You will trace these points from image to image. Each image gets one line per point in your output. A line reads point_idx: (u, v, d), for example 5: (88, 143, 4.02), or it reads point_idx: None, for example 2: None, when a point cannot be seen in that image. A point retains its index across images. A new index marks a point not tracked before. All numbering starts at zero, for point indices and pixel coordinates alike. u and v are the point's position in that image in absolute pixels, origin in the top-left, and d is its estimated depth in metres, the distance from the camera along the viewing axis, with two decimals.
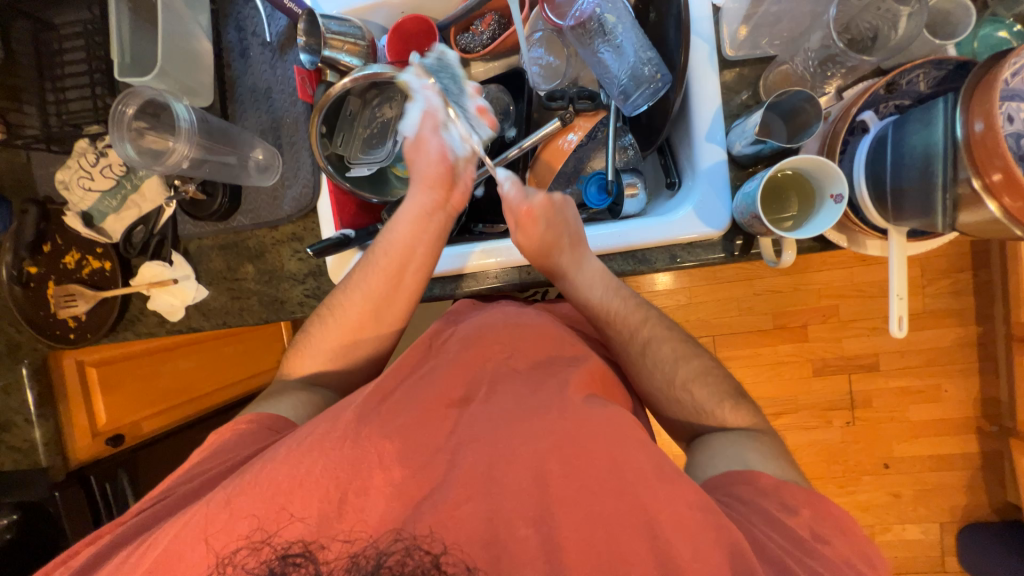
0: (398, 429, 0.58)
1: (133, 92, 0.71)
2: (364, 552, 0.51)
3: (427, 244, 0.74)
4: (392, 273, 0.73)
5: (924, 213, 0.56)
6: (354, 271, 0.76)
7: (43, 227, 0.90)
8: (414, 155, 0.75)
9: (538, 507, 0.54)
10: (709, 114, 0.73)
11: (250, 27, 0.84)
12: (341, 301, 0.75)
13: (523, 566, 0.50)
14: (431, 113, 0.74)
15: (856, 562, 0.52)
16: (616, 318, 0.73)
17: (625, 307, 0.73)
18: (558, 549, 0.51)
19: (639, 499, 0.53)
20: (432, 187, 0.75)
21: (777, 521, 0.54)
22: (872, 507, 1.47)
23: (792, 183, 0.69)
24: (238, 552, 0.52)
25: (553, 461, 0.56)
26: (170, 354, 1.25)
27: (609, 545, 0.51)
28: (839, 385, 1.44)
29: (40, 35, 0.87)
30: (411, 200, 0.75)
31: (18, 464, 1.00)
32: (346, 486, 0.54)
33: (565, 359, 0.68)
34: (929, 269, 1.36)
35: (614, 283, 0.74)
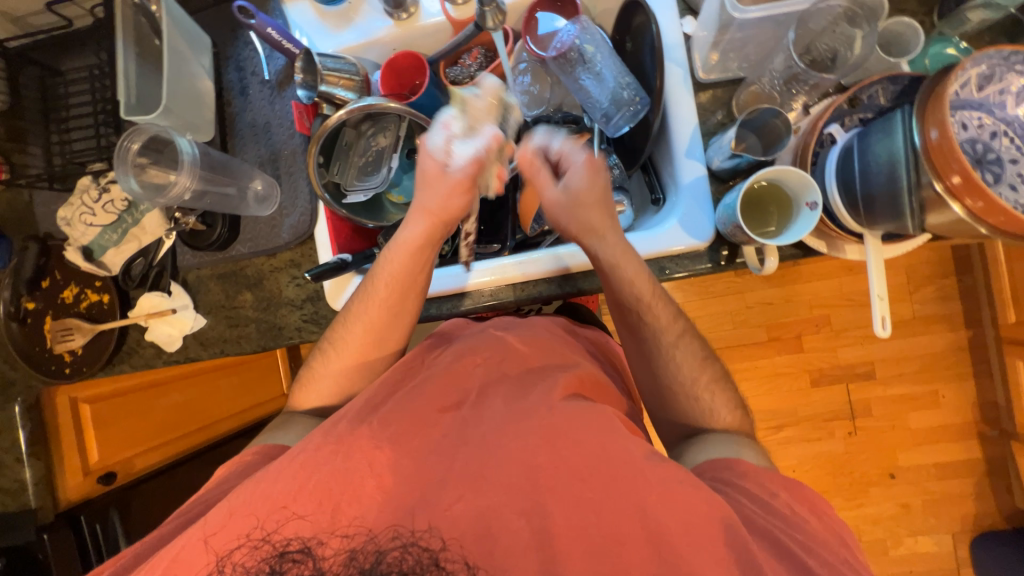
0: (390, 437, 0.58)
1: (138, 129, 0.75)
2: (360, 546, 0.51)
3: (425, 272, 0.75)
4: (390, 304, 0.73)
5: (895, 216, 0.59)
6: (354, 296, 0.76)
7: (42, 262, 0.92)
8: (442, 184, 0.70)
9: (531, 498, 0.53)
10: (687, 132, 0.77)
11: (250, 67, 0.88)
12: (342, 334, 0.75)
13: (512, 559, 0.50)
14: (478, 168, 0.69)
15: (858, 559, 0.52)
16: (642, 305, 0.70)
17: (654, 296, 0.70)
18: (551, 538, 0.51)
19: (636, 494, 0.52)
20: (440, 222, 0.73)
21: (773, 507, 0.54)
22: (883, 520, 1.45)
23: (767, 196, 0.73)
24: (238, 550, 0.52)
25: (543, 455, 0.55)
26: (162, 388, 1.24)
27: (608, 541, 0.51)
28: (838, 394, 1.44)
29: (47, 81, 0.91)
30: (412, 230, 0.72)
31: (7, 507, 0.96)
32: (338, 496, 0.54)
33: (556, 366, 0.68)
34: (915, 275, 1.40)
35: (645, 269, 0.70)
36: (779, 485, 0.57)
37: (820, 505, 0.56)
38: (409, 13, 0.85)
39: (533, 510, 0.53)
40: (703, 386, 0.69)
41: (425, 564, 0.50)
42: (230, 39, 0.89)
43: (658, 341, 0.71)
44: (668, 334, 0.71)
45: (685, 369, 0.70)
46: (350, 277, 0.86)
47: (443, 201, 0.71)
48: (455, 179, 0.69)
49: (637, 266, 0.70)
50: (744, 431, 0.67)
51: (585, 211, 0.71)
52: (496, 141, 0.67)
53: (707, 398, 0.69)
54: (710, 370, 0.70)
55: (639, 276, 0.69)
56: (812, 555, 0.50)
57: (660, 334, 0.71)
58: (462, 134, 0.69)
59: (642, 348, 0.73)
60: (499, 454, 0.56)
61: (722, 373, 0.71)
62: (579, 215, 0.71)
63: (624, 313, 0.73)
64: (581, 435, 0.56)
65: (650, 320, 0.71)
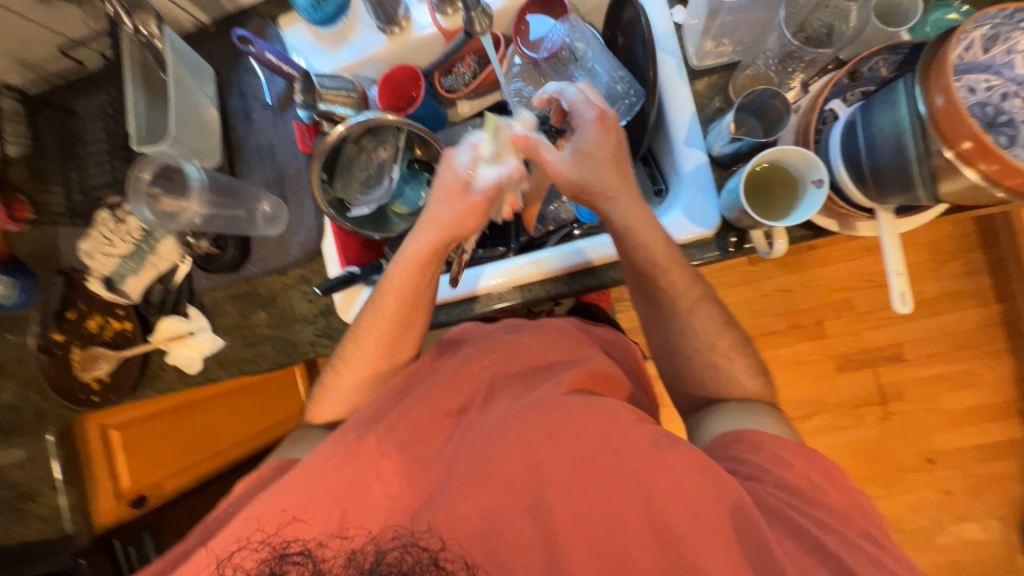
0: (397, 444, 0.58)
1: (148, 159, 0.78)
2: (359, 547, 0.53)
3: (432, 284, 0.75)
4: (399, 318, 0.74)
5: (905, 187, 0.58)
6: (363, 311, 0.76)
7: (68, 294, 0.95)
8: (462, 201, 0.70)
9: (533, 496, 0.53)
10: (685, 120, 0.77)
11: (252, 92, 0.91)
12: (352, 349, 0.75)
13: (522, 557, 0.51)
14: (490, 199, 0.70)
15: (888, 545, 0.50)
16: (661, 270, 0.68)
17: (671, 258, 0.68)
18: (553, 535, 0.52)
19: (651, 487, 0.52)
20: (450, 238, 0.72)
21: (793, 492, 0.53)
22: (924, 507, 1.39)
23: (769, 178, 0.72)
24: (237, 554, 0.53)
25: (546, 450, 0.54)
26: (188, 411, 1.24)
27: (624, 535, 0.51)
28: (866, 379, 1.39)
29: (65, 122, 0.95)
30: (416, 244, 0.72)
31: (45, 532, 1.03)
32: (346, 504, 0.54)
33: (563, 362, 0.67)
34: (938, 252, 1.35)
35: (661, 231, 0.68)
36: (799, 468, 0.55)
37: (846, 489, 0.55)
38: (402, 27, 0.86)
39: (547, 510, 0.52)
40: (719, 353, 0.67)
41: (424, 564, 0.52)
42: (231, 66, 0.92)
43: (674, 307, 0.69)
44: (686, 299, 0.69)
45: (699, 358, 0.68)
46: (359, 289, 0.86)
47: (457, 219, 0.70)
48: (473, 200, 0.69)
49: (654, 228, 0.68)
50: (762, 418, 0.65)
51: (598, 170, 0.68)
52: (519, 174, 0.70)
53: (726, 363, 0.67)
54: (729, 336, 0.68)
55: (655, 236, 0.68)
56: (830, 537, 0.50)
57: (677, 299, 0.69)
58: (488, 156, 0.70)
59: (659, 318, 0.71)
60: (512, 454, 0.55)
61: (744, 337, 0.70)
62: (594, 176, 0.68)
63: (640, 280, 0.71)
64: (594, 430, 0.55)
65: (667, 286, 0.69)
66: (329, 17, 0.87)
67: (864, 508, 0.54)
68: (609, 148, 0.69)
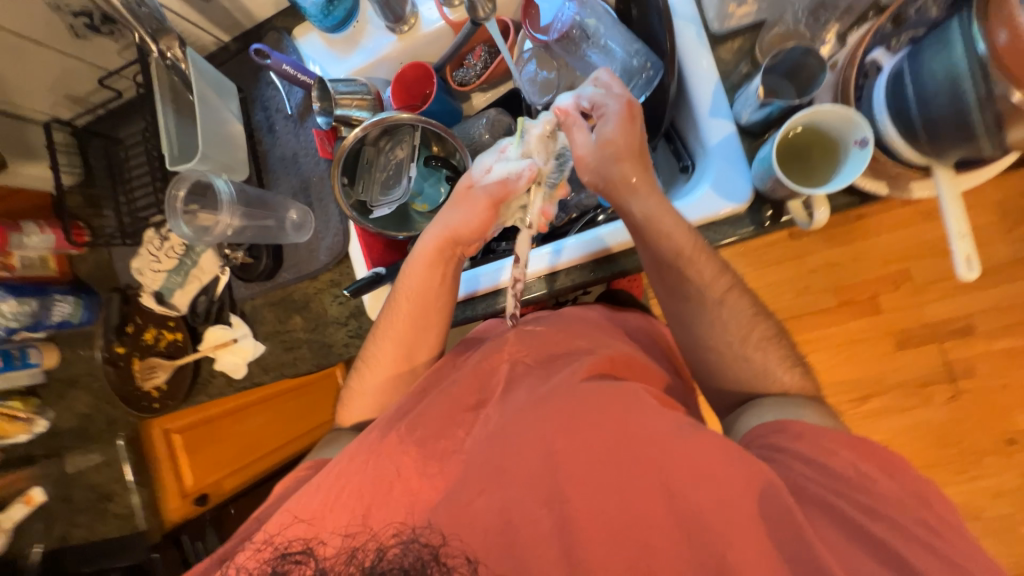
0: (417, 440, 0.58)
1: (181, 177, 0.82)
2: (361, 543, 0.52)
3: (445, 287, 0.75)
4: (414, 320, 0.74)
5: (966, 139, 0.52)
6: (381, 314, 0.77)
7: (125, 310, 1.03)
8: (470, 200, 0.71)
9: (551, 488, 0.52)
10: (709, 90, 0.73)
11: (273, 104, 0.94)
12: (373, 351, 0.76)
13: (539, 552, 0.49)
14: (495, 202, 0.70)
15: (951, 535, 0.46)
16: (685, 260, 0.65)
17: (695, 249, 0.65)
18: (574, 526, 0.50)
19: (681, 477, 0.49)
20: (458, 241, 0.73)
21: (842, 480, 0.49)
22: (1006, 493, 1.26)
23: (807, 141, 0.67)
24: (241, 555, 0.55)
25: (565, 445, 0.53)
26: (241, 414, 1.28)
27: (646, 528, 0.49)
28: (931, 356, 1.28)
29: (110, 149, 1.02)
30: (426, 244, 0.73)
31: (122, 530, 1.14)
32: (370, 500, 0.54)
33: (582, 350, 0.65)
34: (1010, 211, 1.22)
35: (681, 221, 0.66)
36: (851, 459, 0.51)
37: (908, 478, 0.49)
38: (410, 24, 0.87)
39: (574, 503, 0.51)
40: (754, 345, 0.64)
41: (424, 561, 0.50)
42: (253, 81, 0.95)
43: (701, 298, 0.66)
44: (713, 291, 0.65)
45: (734, 343, 0.64)
46: (386, 289, 0.88)
47: (464, 220, 0.71)
48: (479, 200, 0.70)
49: (674, 216, 0.65)
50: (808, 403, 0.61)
51: (617, 162, 0.66)
52: (529, 172, 0.68)
53: (760, 355, 0.63)
54: (762, 326, 0.65)
55: (677, 226, 0.64)
56: (884, 529, 0.46)
57: (704, 290, 0.65)
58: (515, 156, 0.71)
59: (682, 311, 0.68)
60: (534, 446, 0.53)
61: (777, 330, 0.65)
62: (610, 166, 0.66)
63: (663, 273, 0.68)
64: (619, 421, 0.53)
65: (693, 276, 0.65)
66: (339, 22, 0.88)
67: (927, 496, 0.49)
68: (632, 141, 0.66)
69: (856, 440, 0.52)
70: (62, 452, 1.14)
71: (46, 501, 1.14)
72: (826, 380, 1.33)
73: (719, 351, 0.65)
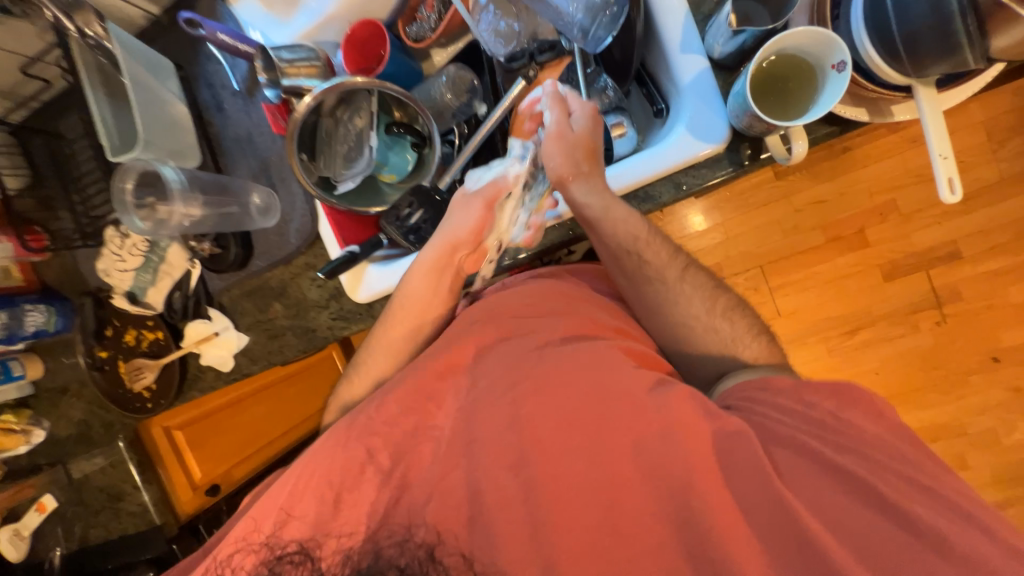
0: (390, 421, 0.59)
1: (125, 168, 0.77)
2: (357, 546, 0.53)
3: (445, 295, 0.76)
4: (415, 329, 0.75)
5: (947, 53, 0.49)
6: (378, 323, 0.78)
7: (101, 314, 1.00)
8: (459, 207, 0.74)
9: (517, 453, 0.54)
10: (679, 23, 0.69)
11: (219, 81, 0.88)
12: (365, 357, 0.77)
13: (512, 517, 0.52)
14: (489, 200, 0.73)
15: (900, 466, 0.49)
16: (645, 251, 0.67)
17: (657, 243, 0.68)
18: (536, 487, 0.52)
19: (648, 435, 0.52)
20: (455, 247, 0.73)
21: (811, 419, 0.53)
22: (990, 408, 1.31)
23: (783, 71, 0.63)
24: (234, 556, 0.54)
25: (534, 409, 0.55)
26: (244, 404, 1.32)
27: (613, 482, 0.52)
28: (917, 284, 1.29)
29: (53, 146, 0.95)
30: (427, 254, 0.73)
31: (137, 527, 1.12)
32: (340, 486, 0.55)
33: (555, 314, 0.66)
34: (996, 130, 1.19)
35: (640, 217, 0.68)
36: (823, 403, 0.54)
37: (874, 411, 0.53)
38: None
39: (548, 471, 0.52)
40: (719, 315, 0.66)
41: (421, 559, 0.51)
42: (193, 58, 0.88)
43: (661, 279, 0.68)
44: (672, 272, 0.68)
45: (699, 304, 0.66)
46: (363, 267, 0.85)
47: (461, 220, 0.72)
48: (474, 201, 0.73)
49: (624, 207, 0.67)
50: (775, 363, 0.64)
51: (574, 154, 0.68)
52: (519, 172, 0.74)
53: (727, 324, 0.66)
54: (724, 297, 0.68)
55: (627, 216, 0.67)
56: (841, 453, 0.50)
57: (662, 271, 0.68)
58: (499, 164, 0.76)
59: (644, 293, 0.69)
60: (509, 410, 0.56)
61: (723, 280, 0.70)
62: (572, 160, 0.68)
63: (622, 260, 0.68)
64: (588, 385, 0.56)
65: (650, 258, 0.68)
66: None
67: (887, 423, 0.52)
68: (595, 144, 0.69)
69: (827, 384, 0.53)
70: (65, 458, 1.13)
71: (57, 506, 1.12)
72: (816, 317, 1.34)
73: (694, 323, 0.67)
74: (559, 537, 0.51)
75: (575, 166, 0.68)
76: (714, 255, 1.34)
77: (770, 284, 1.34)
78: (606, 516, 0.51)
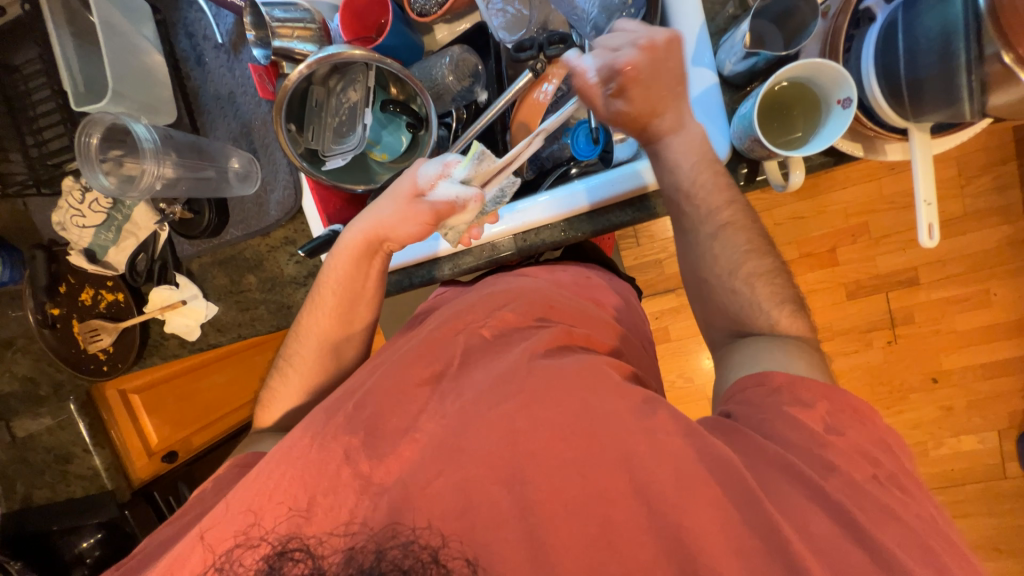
0: (366, 422, 0.56)
1: (93, 120, 0.70)
2: (360, 545, 0.50)
3: (374, 279, 0.74)
4: (339, 312, 0.73)
5: (948, 102, 0.50)
6: (304, 310, 0.76)
7: (54, 269, 0.93)
8: (398, 210, 0.69)
9: (513, 471, 0.52)
10: (692, 34, 0.68)
11: (200, 31, 0.81)
12: (296, 347, 0.75)
13: (502, 530, 0.50)
14: (435, 214, 0.70)
15: None
16: (696, 194, 0.66)
17: (713, 182, 0.65)
18: (533, 506, 0.51)
19: (639, 452, 0.52)
20: (387, 238, 0.71)
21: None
22: (923, 424, 1.42)
23: (788, 98, 0.66)
24: (235, 548, 0.51)
25: (523, 419, 0.54)
26: (205, 370, 1.29)
27: (602, 500, 0.51)
28: (875, 305, 1.36)
29: (4, 80, 0.86)
30: (354, 236, 0.71)
31: (88, 489, 1.08)
32: (316, 488, 0.53)
33: (533, 323, 0.66)
34: (966, 167, 1.25)
35: (707, 156, 0.66)
36: None
37: (846, 406, 0.53)
38: None
39: (544, 491, 0.51)
40: (741, 279, 0.65)
41: (424, 562, 0.49)
42: (172, 2, 0.81)
43: (694, 233, 0.68)
44: (708, 225, 0.67)
45: (724, 278, 0.66)
46: None
47: (397, 223, 0.70)
48: (423, 212, 0.69)
49: (698, 143, 0.66)
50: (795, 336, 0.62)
51: (647, 95, 0.65)
52: (477, 203, 0.68)
53: (746, 289, 0.65)
54: (757, 261, 0.65)
55: (694, 160, 0.66)
56: None
57: (698, 224, 0.67)
58: (457, 178, 0.69)
59: (683, 238, 0.70)
60: (496, 419, 0.54)
61: (762, 233, 0.67)
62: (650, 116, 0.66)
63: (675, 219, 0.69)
64: (577, 397, 0.55)
65: (699, 202, 0.66)
66: None
67: None
68: (673, 82, 0.65)
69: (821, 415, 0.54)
70: (10, 416, 1.06)
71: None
72: None
73: (718, 281, 0.67)
74: (560, 563, 0.49)
75: (653, 108, 0.66)
76: None
77: None
78: (590, 520, 0.50)
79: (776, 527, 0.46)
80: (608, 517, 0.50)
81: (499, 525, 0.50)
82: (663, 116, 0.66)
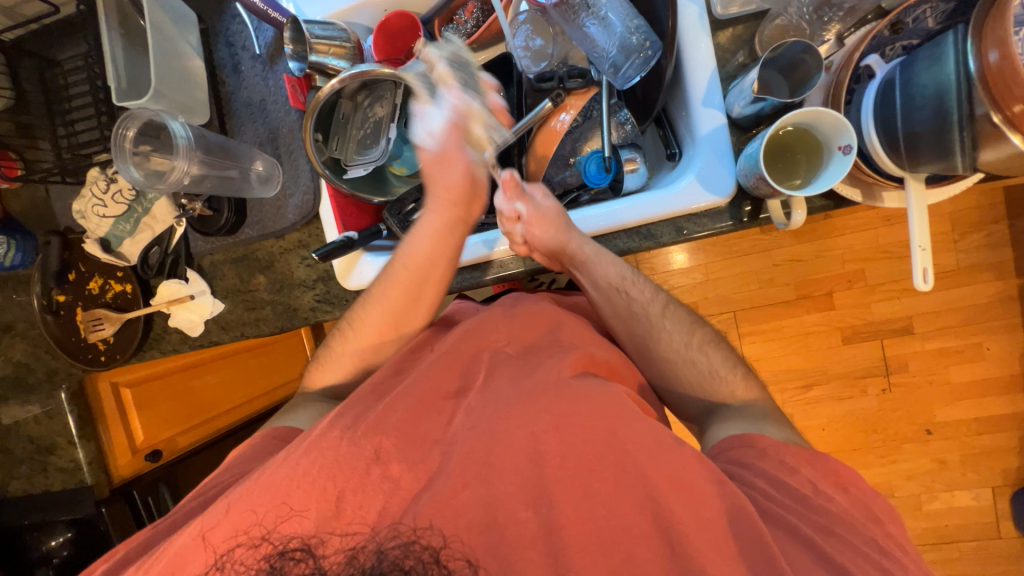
0: (391, 426, 0.57)
1: (131, 116, 0.74)
2: (362, 546, 0.50)
3: (448, 256, 0.77)
4: (410, 287, 0.75)
5: (941, 155, 0.53)
6: (358, 306, 0.77)
7: (66, 256, 0.94)
8: (437, 169, 0.78)
9: (537, 491, 0.53)
10: (704, 78, 0.73)
11: (239, 41, 0.86)
12: (360, 315, 0.76)
13: (524, 550, 0.51)
14: (459, 129, 0.78)
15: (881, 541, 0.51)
16: (632, 291, 0.73)
17: (637, 280, 0.75)
18: (539, 524, 0.51)
19: (644, 477, 0.53)
20: (455, 202, 0.78)
21: (779, 479, 0.55)
22: (917, 475, 1.40)
23: (791, 142, 0.69)
24: (238, 547, 0.51)
25: (550, 441, 0.55)
26: (198, 369, 1.28)
27: (608, 519, 0.52)
28: (871, 351, 1.38)
29: (45, 72, 0.90)
30: (427, 215, 0.77)
31: (66, 483, 1.04)
32: (341, 484, 0.53)
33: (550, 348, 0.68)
34: (960, 222, 1.29)
35: (619, 263, 0.74)
36: (794, 460, 0.57)
37: None
38: None
39: (550, 508, 0.52)
40: (697, 348, 0.70)
41: (426, 561, 0.48)
42: (217, 13, 0.87)
43: (648, 316, 0.73)
44: (655, 309, 0.73)
45: (681, 349, 0.70)
46: (358, 255, 0.84)
47: (445, 175, 0.78)
48: (455, 158, 0.78)
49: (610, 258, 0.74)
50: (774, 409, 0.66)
51: (553, 230, 0.75)
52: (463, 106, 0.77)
53: (703, 357, 0.70)
54: (703, 332, 0.72)
55: (615, 267, 0.73)
56: (829, 538, 0.50)
57: (648, 309, 0.73)
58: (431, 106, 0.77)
59: (633, 327, 0.73)
60: (515, 438, 0.56)
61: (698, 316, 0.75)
62: (563, 242, 0.75)
63: (613, 300, 0.74)
64: (587, 417, 0.56)
65: (638, 296, 0.74)
66: None
67: (860, 500, 0.55)
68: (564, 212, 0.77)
69: (815, 460, 0.57)
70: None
71: None
72: (776, 367, 1.41)
73: (676, 357, 0.70)
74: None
75: (564, 239, 0.75)
76: (692, 294, 1.39)
77: (739, 329, 1.40)
78: (591, 539, 0.51)
79: (775, 554, 0.47)
80: (608, 531, 0.51)
81: (503, 537, 0.51)
82: (576, 243, 0.75)
